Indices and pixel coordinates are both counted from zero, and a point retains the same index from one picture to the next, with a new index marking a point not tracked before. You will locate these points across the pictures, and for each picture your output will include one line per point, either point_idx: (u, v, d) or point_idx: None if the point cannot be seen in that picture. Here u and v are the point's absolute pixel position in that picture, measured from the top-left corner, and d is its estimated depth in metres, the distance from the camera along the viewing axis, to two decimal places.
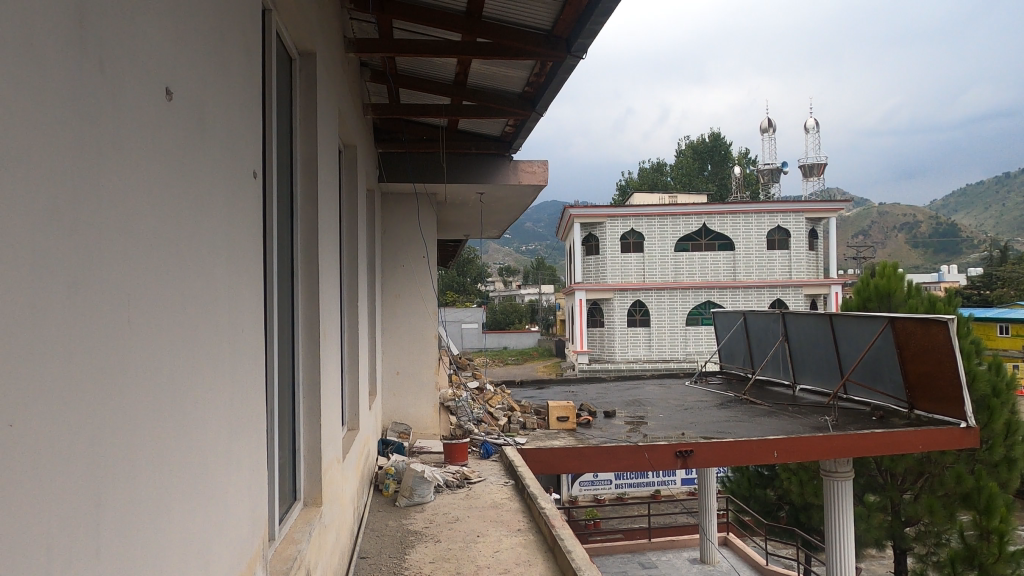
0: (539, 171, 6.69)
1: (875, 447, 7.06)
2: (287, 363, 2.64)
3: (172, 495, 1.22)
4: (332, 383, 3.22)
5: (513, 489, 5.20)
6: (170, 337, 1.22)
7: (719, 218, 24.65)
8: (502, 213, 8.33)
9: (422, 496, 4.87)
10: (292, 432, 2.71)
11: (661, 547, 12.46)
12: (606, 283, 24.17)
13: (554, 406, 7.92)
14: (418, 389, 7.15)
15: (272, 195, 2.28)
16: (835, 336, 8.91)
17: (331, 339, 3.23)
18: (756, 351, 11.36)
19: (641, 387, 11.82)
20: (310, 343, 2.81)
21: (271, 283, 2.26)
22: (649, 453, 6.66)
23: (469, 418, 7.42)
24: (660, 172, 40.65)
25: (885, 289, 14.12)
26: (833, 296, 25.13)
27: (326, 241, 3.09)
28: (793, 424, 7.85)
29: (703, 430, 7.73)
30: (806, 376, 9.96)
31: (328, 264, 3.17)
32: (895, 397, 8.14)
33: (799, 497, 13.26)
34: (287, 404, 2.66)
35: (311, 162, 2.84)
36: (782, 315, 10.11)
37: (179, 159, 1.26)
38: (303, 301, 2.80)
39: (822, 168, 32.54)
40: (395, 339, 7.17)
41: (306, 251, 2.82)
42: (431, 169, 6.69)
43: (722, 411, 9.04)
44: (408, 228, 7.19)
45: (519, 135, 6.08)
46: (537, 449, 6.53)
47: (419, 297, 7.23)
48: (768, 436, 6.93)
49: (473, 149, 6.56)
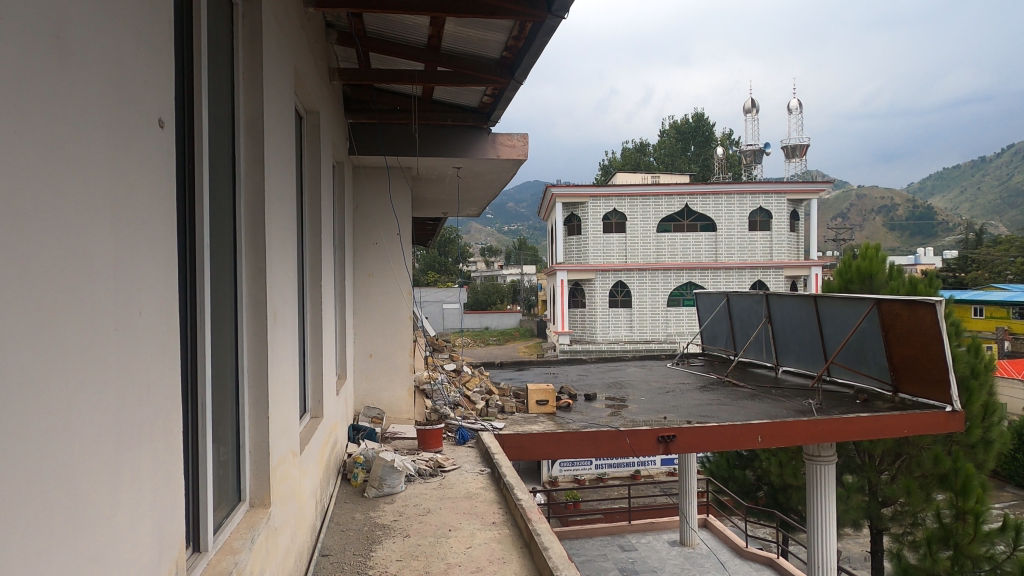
0: (518, 144, 6.41)
1: (860, 432, 6.92)
2: (228, 349, 2.34)
3: (15, 534, 0.94)
4: (288, 370, 2.91)
5: (489, 479, 4.95)
6: (4, 338, 0.92)
7: (702, 199, 24.51)
8: (481, 189, 8.02)
9: (392, 487, 4.61)
10: (235, 427, 2.42)
11: (641, 530, 12.36)
12: (588, 263, 23.98)
13: (533, 389, 7.69)
14: (391, 372, 6.87)
15: (197, 154, 1.95)
16: (819, 318, 8.76)
17: (286, 320, 2.92)
18: (739, 333, 11.22)
19: (623, 369, 11.65)
20: (256, 326, 2.51)
21: (199, 257, 1.95)
22: (632, 439, 6.44)
23: (445, 402, 7.17)
24: (644, 153, 40.41)
25: (867, 271, 14.06)
26: (813, 278, 25.19)
27: (278, 211, 2.77)
28: (777, 408, 7.70)
29: (685, 414, 7.55)
30: (789, 359, 9.83)
31: (281, 239, 2.85)
32: (879, 380, 8.00)
33: (779, 478, 13.26)
34: (229, 397, 2.36)
35: (256, 122, 2.52)
36: (766, 296, 9.96)
37: (13, 89, 0.95)
38: (248, 278, 2.49)
39: (804, 149, 32.51)
40: (367, 321, 6.86)
41: (251, 222, 2.51)
42: (404, 142, 6.35)
43: (705, 394, 8.89)
44: (380, 203, 6.85)
45: (498, 106, 5.77)
46: (515, 435, 6.29)
47: (392, 276, 6.91)
48: (753, 420, 6.75)
49: (449, 120, 6.24)
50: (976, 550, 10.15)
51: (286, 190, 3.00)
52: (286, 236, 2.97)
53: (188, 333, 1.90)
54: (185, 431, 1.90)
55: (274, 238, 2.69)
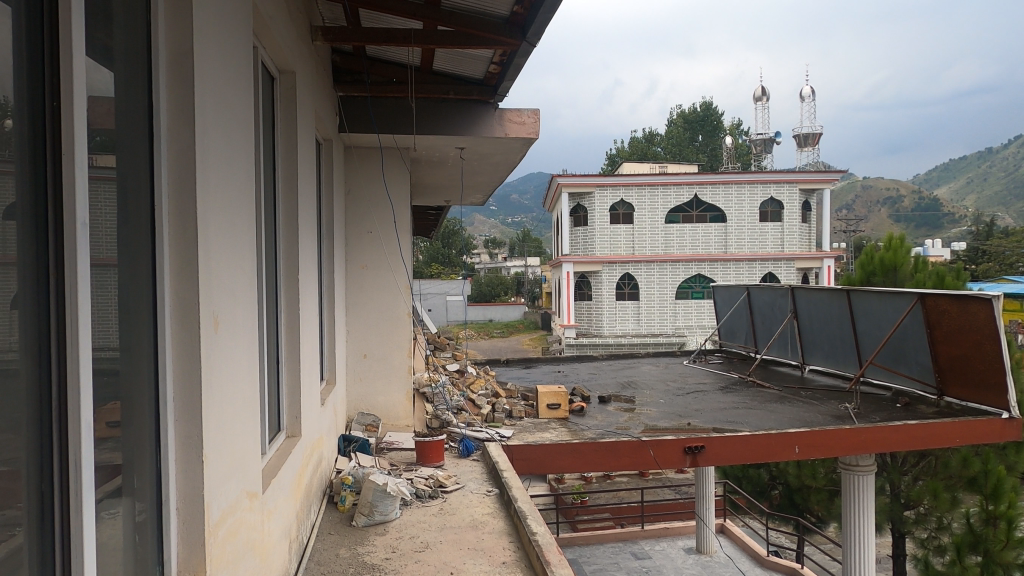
0: (529, 121, 5.76)
1: (907, 442, 6.25)
2: (141, 373, 1.70)
3: None
4: (242, 390, 2.25)
5: (497, 502, 4.29)
6: None
7: (712, 188, 23.78)
8: (486, 173, 7.32)
9: (385, 514, 3.97)
10: (157, 476, 1.77)
11: (654, 536, 11.73)
12: (594, 255, 23.35)
13: (543, 392, 7.05)
14: (388, 374, 6.21)
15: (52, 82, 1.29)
16: (853, 313, 8.09)
17: (241, 325, 2.25)
18: (761, 330, 10.51)
19: (636, 366, 10.97)
20: (185, 335, 1.83)
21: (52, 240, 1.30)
22: (654, 450, 5.77)
23: (447, 406, 6.52)
24: (651, 143, 39.71)
25: (891, 262, 13.33)
26: (825, 270, 24.48)
27: (223, 182, 2.08)
28: (809, 412, 7.01)
29: (711, 419, 6.87)
30: (816, 357, 9.14)
31: (232, 220, 2.17)
32: (921, 382, 7.31)
33: (797, 480, 12.58)
34: (145, 435, 1.72)
35: (184, 60, 1.84)
36: (792, 289, 9.30)
37: None
38: (173, 269, 1.82)
39: (817, 138, 31.74)
40: (361, 317, 6.19)
41: (175, 192, 1.82)
42: (400, 118, 5.67)
43: (728, 396, 8.22)
44: (373, 187, 6.15)
45: (506, 75, 5.09)
46: (525, 445, 5.61)
47: (389, 267, 6.22)
48: (789, 428, 6.06)
49: (450, 94, 5.56)
50: (1007, 558, 9.47)
51: (242, 162, 2.34)
52: (241, 217, 2.30)
53: (30, 355, 1.25)
54: (28, 503, 1.25)
55: (215, 217, 2.00)
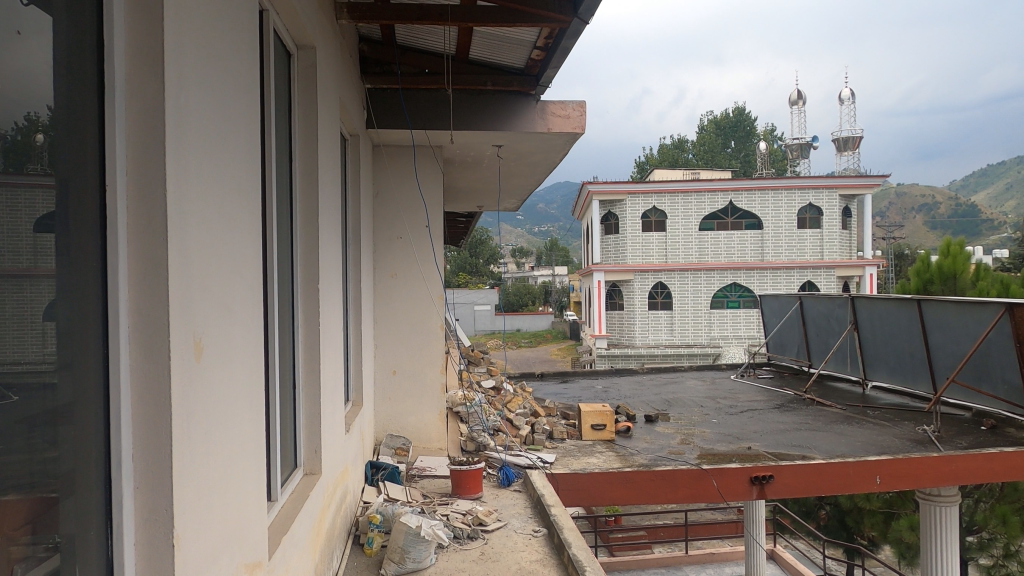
0: (574, 114, 5.22)
1: (1001, 472, 5.53)
2: (75, 420, 1.17)
3: None
4: (236, 435, 1.71)
5: (547, 546, 3.73)
6: None
7: (748, 194, 23.00)
8: (525, 174, 6.80)
9: (419, 561, 3.42)
10: (106, 569, 1.25)
11: (699, 561, 11.02)
12: (626, 263, 22.71)
13: (587, 412, 6.48)
14: (420, 393, 5.70)
15: None
16: (925, 326, 7.41)
17: (236, 348, 1.72)
18: (815, 343, 9.80)
19: (680, 381, 10.31)
20: (152, 368, 1.30)
21: None
22: (718, 480, 5.14)
23: (482, 427, 5.98)
24: (681, 150, 38.92)
25: (949, 270, 12.44)
26: (867, 278, 23.47)
27: (210, 157, 1.55)
28: (883, 436, 6.32)
29: (773, 443, 6.23)
30: (880, 372, 8.42)
31: (223, 211, 1.64)
32: (1008, 403, 6.55)
33: (849, 502, 11.74)
34: (88, 510, 1.20)
35: None
36: (852, 299, 8.61)
37: None
38: (132, 276, 1.29)
39: (857, 142, 30.65)
40: (390, 330, 5.69)
41: (135, 165, 1.30)
42: (434, 113, 5.16)
43: (786, 415, 7.55)
44: (405, 188, 5.67)
45: (551, 61, 4.59)
46: (573, 473, 5.01)
47: (421, 276, 5.71)
48: (868, 456, 5.40)
49: (488, 85, 5.09)
50: None
51: (242, 136, 1.80)
52: (238, 206, 1.77)
53: None
54: None
55: (199, 203, 1.47)
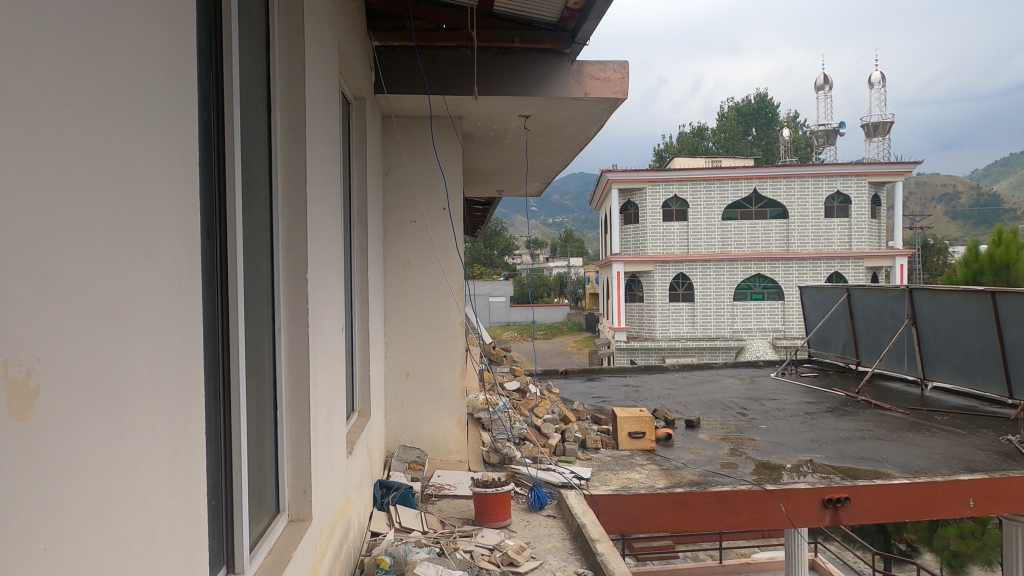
0: (615, 77, 4.50)
1: None
2: None
3: None
4: (136, 519, 1.02)
5: None
6: None
7: (774, 182, 22.03)
8: (554, 151, 6.06)
9: None
10: None
11: (734, 572, 10.28)
12: (646, 253, 21.87)
13: (624, 418, 5.75)
14: (437, 398, 5.02)
15: None
16: (1000, 322, 6.63)
17: (131, 374, 1.01)
18: (864, 339, 8.99)
19: (717, 380, 9.52)
20: None
21: None
22: (785, 504, 4.41)
23: (507, 436, 5.29)
24: (700, 138, 37.82)
25: (1003, 260, 11.46)
26: (897, 269, 22.36)
27: (61, 34, 0.84)
28: (963, 447, 5.54)
29: (838, 455, 5.47)
30: (942, 372, 7.61)
31: (100, 140, 0.93)
32: None
33: None
34: None
35: None
36: (909, 291, 7.80)
37: None
38: None
39: (886, 127, 29.44)
40: (403, 327, 5.00)
41: None
42: (457, 75, 4.45)
43: (845, 420, 6.77)
44: (420, 166, 4.96)
45: (593, 10, 3.85)
46: (617, 495, 4.28)
47: (437, 265, 5.00)
48: (958, 474, 4.66)
49: (515, 42, 4.37)
50: None
51: (149, 29, 1.09)
52: (141, 137, 1.06)
53: None
54: None
55: (21, 117, 0.76)
